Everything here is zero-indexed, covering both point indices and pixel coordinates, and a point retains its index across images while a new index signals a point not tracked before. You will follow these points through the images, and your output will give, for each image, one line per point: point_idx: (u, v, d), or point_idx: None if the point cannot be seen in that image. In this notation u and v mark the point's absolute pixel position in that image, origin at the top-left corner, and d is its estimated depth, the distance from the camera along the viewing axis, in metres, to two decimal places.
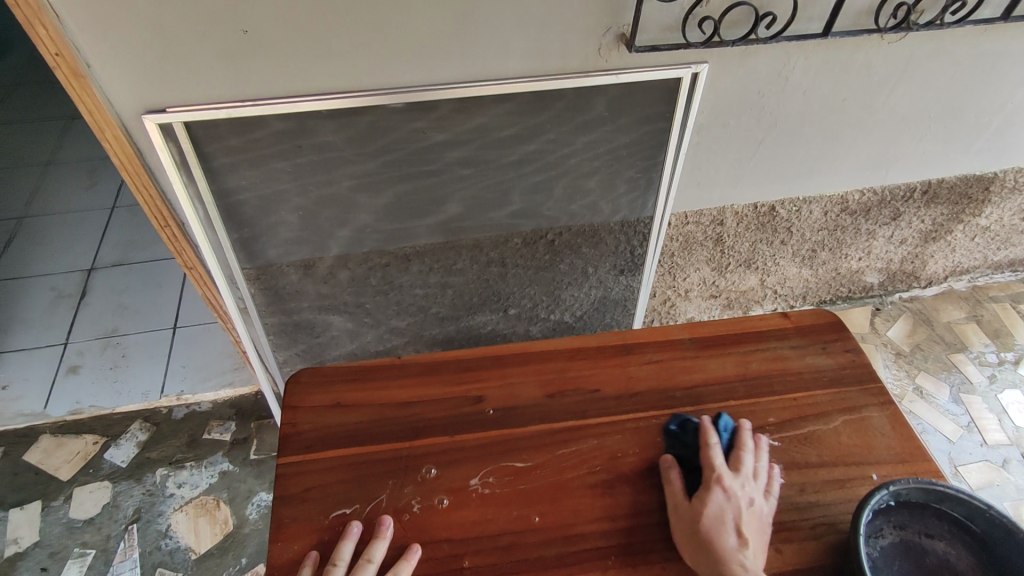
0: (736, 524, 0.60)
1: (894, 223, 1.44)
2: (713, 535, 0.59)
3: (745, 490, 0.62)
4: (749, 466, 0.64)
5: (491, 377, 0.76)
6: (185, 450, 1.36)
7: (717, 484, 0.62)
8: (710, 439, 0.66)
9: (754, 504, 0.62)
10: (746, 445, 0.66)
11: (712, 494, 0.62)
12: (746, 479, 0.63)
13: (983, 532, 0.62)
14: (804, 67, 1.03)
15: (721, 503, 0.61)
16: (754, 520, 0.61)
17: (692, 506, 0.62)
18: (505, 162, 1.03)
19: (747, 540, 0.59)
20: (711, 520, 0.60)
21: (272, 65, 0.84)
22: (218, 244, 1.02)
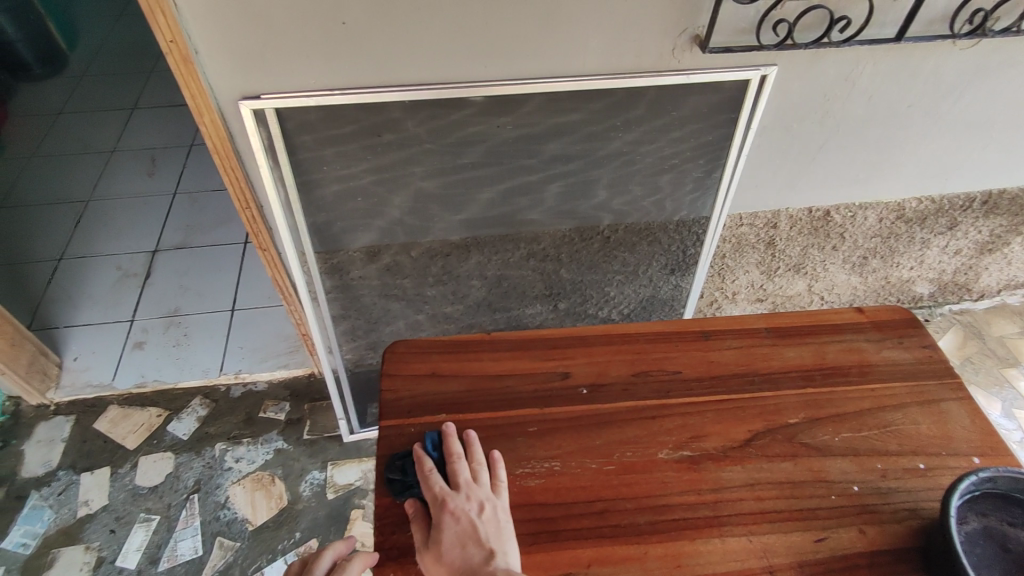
0: (477, 539, 0.51)
1: (950, 232, 1.43)
2: (466, 563, 0.50)
3: (473, 500, 0.54)
4: (469, 471, 0.56)
5: (576, 353, 0.67)
6: (242, 427, 1.41)
7: (442, 509, 0.53)
8: (424, 463, 0.57)
9: (487, 511, 0.54)
10: (455, 452, 0.57)
11: (442, 521, 0.52)
12: (468, 488, 0.55)
13: None
14: (872, 71, 1.04)
15: (455, 527, 0.52)
16: (491, 527, 0.53)
17: (433, 547, 0.51)
18: (572, 157, 1.06)
19: (492, 550, 0.51)
20: (456, 548, 0.51)
21: (363, 56, 0.88)
22: (293, 227, 1.06)
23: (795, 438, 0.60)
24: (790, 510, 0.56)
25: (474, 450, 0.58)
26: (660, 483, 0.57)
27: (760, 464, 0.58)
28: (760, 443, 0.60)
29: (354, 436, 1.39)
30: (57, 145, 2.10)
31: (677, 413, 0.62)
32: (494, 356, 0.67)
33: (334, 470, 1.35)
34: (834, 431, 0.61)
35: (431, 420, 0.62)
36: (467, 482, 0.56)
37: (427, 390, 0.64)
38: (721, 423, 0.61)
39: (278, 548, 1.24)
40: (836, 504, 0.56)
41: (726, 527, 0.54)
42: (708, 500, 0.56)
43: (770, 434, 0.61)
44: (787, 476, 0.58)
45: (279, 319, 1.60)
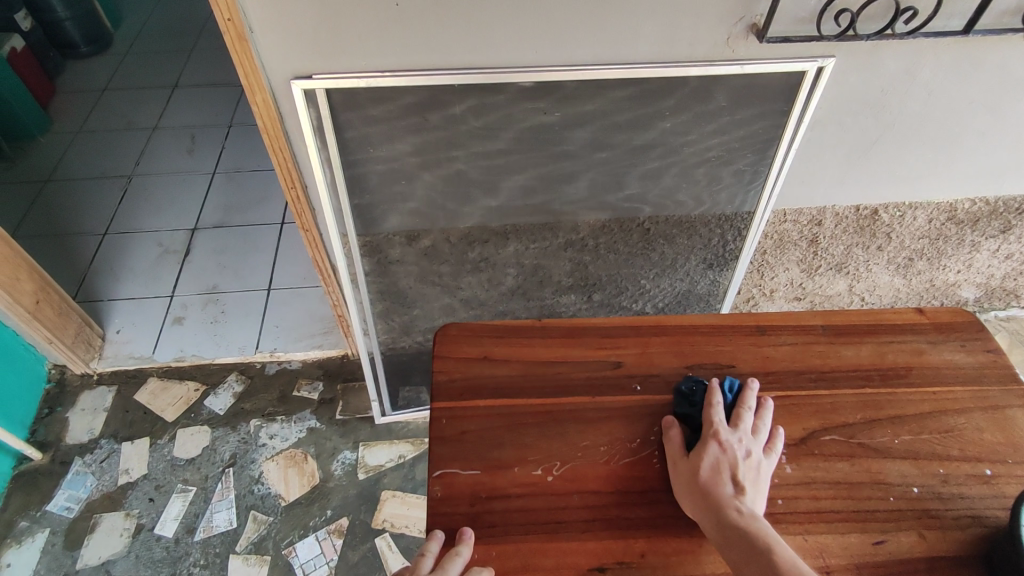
0: (735, 475, 0.54)
1: (1002, 236, 1.39)
2: (713, 488, 0.53)
3: (744, 447, 0.56)
4: (757, 427, 0.58)
5: (627, 342, 0.66)
6: (277, 405, 1.44)
7: (713, 435, 0.56)
8: (711, 396, 0.59)
9: (752, 461, 0.55)
10: (747, 404, 0.59)
11: (709, 445, 0.55)
12: (746, 436, 0.56)
13: None
14: (935, 65, 1.00)
15: (717, 456, 0.55)
16: (752, 476, 0.54)
17: (690, 461, 0.55)
18: (617, 147, 1.05)
19: (744, 492, 0.53)
20: (710, 472, 0.54)
21: (416, 39, 0.88)
22: (337, 208, 1.07)
23: (852, 438, 0.59)
24: (848, 511, 0.54)
25: (766, 411, 0.59)
26: None
27: (816, 462, 0.57)
28: (817, 441, 0.59)
29: (385, 418, 1.40)
30: (102, 122, 2.15)
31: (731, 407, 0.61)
32: (543, 342, 0.66)
33: (365, 451, 1.37)
34: (893, 433, 0.59)
35: (482, 404, 0.62)
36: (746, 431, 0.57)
37: (476, 374, 0.64)
38: (776, 419, 0.60)
39: (310, 525, 1.26)
40: (894, 506, 0.55)
41: (781, 524, 0.53)
42: (764, 496, 0.55)
43: (826, 433, 0.59)
44: (844, 476, 0.56)
45: (314, 299, 1.62)
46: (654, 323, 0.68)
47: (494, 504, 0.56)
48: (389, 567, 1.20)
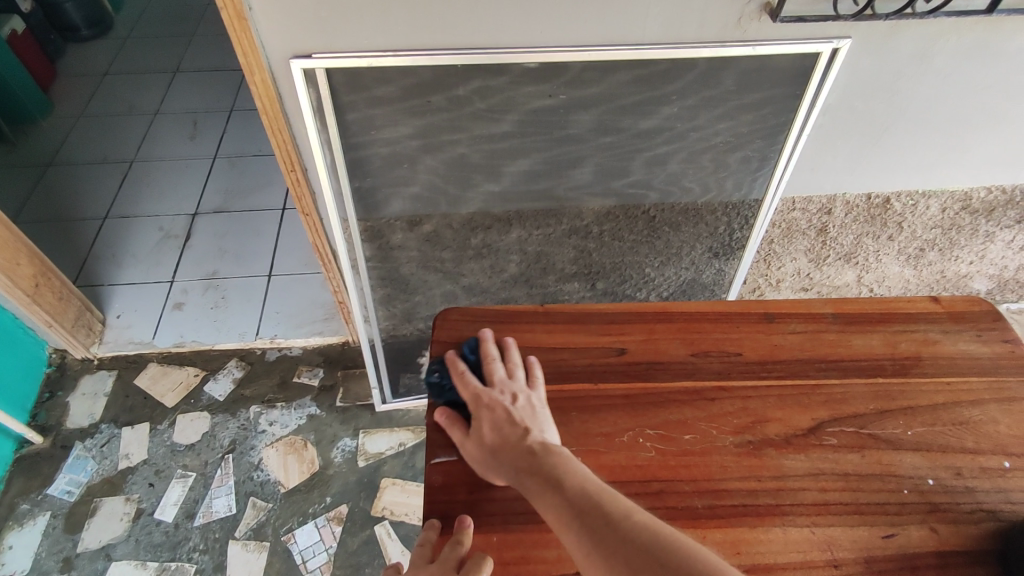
0: (513, 422, 0.55)
1: (1017, 226, 1.36)
2: (504, 445, 0.53)
3: (507, 392, 0.57)
4: (515, 369, 0.59)
5: (632, 329, 0.64)
6: (277, 391, 1.43)
7: (479, 400, 0.56)
8: (457, 366, 0.60)
9: (522, 400, 0.57)
10: (491, 354, 0.60)
11: (480, 412, 0.56)
12: (504, 382, 0.58)
13: None
14: (953, 47, 0.97)
15: (493, 415, 0.56)
16: (526, 412, 0.56)
17: (475, 434, 0.55)
18: (624, 130, 1.02)
19: (526, 432, 0.54)
20: (493, 434, 0.55)
21: (418, 16, 0.85)
22: (338, 192, 1.05)
23: (863, 429, 0.57)
24: (856, 504, 0.53)
25: (507, 353, 0.61)
26: (719, 467, 0.55)
27: (824, 454, 0.55)
28: (826, 433, 0.57)
29: (386, 405, 1.39)
30: (102, 106, 2.13)
31: (738, 396, 0.59)
32: (546, 330, 0.64)
33: (366, 438, 1.36)
34: (906, 425, 0.57)
35: None
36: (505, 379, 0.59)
37: (477, 362, 0.62)
38: (784, 409, 0.58)
39: (309, 512, 1.25)
40: (905, 499, 0.53)
41: (788, 516, 0.52)
42: (770, 488, 0.53)
43: (836, 424, 0.57)
44: (854, 468, 0.55)
45: (315, 286, 1.61)
46: (659, 309, 0.66)
47: (494, 493, 0.55)
48: (388, 555, 1.19)
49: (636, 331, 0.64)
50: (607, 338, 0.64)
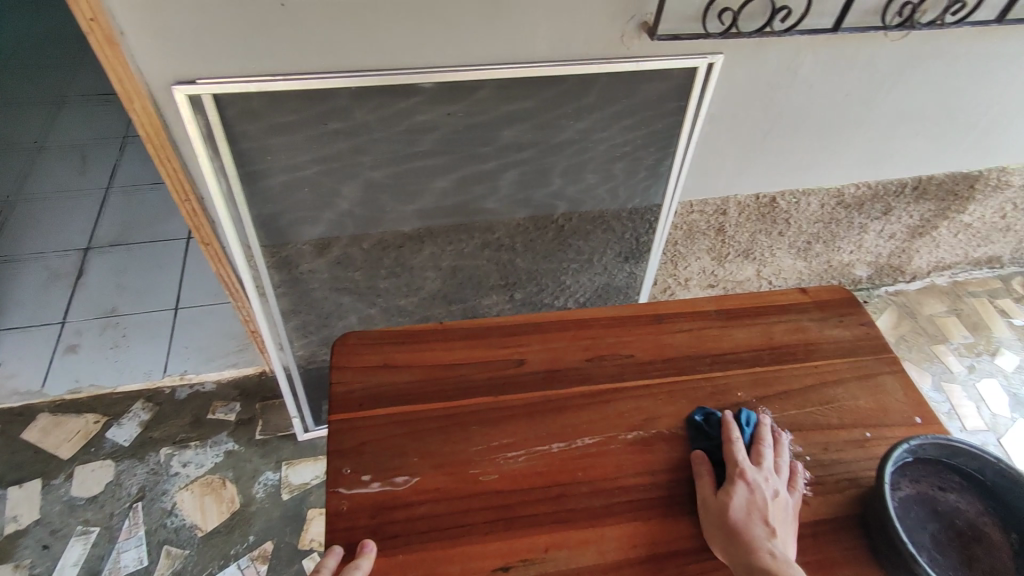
0: (765, 517, 0.51)
1: (885, 217, 1.51)
2: (744, 531, 0.51)
3: (769, 484, 0.54)
4: (785, 464, 0.56)
5: (531, 339, 0.67)
6: (189, 430, 1.35)
7: (740, 475, 0.54)
8: (732, 433, 0.58)
9: (780, 499, 0.53)
10: (766, 438, 0.58)
11: (735, 485, 0.53)
12: (770, 472, 0.55)
13: (991, 483, 0.58)
14: (812, 61, 1.07)
15: (745, 495, 0.53)
16: (780, 514, 0.52)
17: (719, 500, 0.53)
18: (524, 146, 1.06)
19: (773, 531, 0.51)
20: (740, 514, 0.52)
21: (306, 40, 0.85)
22: (238, 219, 1.02)
23: (744, 416, 0.62)
24: None
25: (784, 448, 0.58)
26: (614, 466, 0.58)
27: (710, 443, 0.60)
28: (711, 423, 0.61)
29: (309, 434, 1.36)
30: None
31: (631, 396, 0.63)
32: (448, 348, 0.65)
33: (289, 470, 1.32)
34: (780, 408, 0.63)
35: (383, 412, 0.61)
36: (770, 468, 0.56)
37: (380, 385, 0.63)
38: (674, 405, 0.62)
39: (230, 554, 1.19)
40: None
41: (679, 506, 0.56)
42: (662, 480, 0.57)
43: (719, 414, 0.62)
44: None
45: (227, 316, 1.54)
46: (558, 318, 0.68)
47: (399, 514, 0.55)
48: None
49: (536, 341, 0.66)
50: (508, 350, 0.66)
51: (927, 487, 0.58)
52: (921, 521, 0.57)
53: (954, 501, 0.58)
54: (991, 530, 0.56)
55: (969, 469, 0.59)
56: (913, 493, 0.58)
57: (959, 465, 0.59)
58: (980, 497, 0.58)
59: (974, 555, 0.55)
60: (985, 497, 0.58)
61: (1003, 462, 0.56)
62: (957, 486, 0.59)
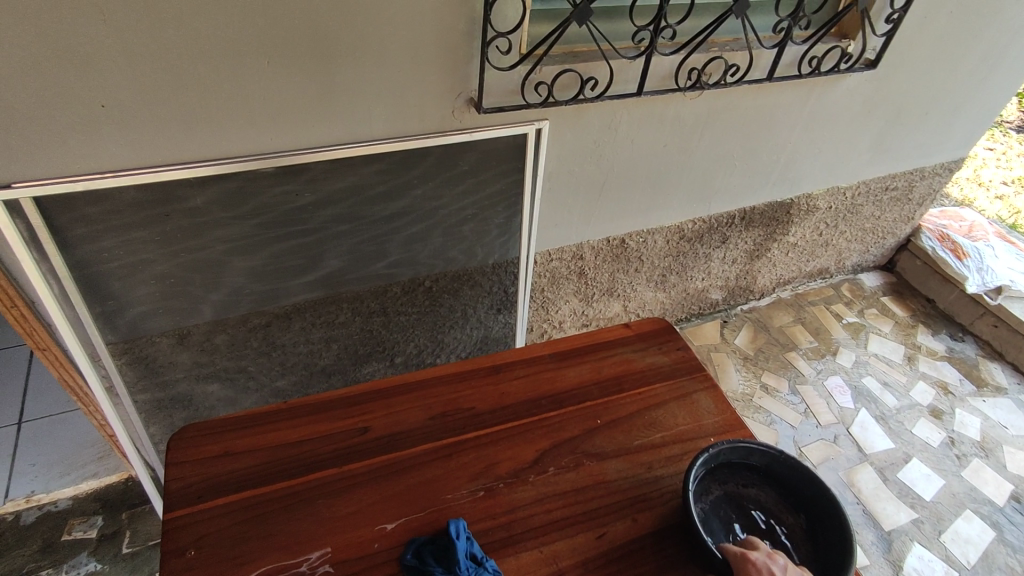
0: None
1: (724, 245, 1.70)
2: None
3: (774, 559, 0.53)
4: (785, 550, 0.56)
5: (375, 406, 0.69)
6: (40, 558, 1.21)
7: (747, 560, 0.53)
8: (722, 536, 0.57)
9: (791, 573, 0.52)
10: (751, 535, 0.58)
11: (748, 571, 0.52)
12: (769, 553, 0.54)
13: (776, 471, 0.67)
14: (628, 121, 1.22)
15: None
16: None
17: None
18: (377, 217, 1.11)
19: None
20: None
21: (132, 138, 0.85)
22: (76, 320, 0.97)
23: (577, 448, 0.67)
24: (575, 516, 0.62)
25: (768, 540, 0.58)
26: (456, 516, 0.60)
27: (547, 478, 0.65)
28: (548, 459, 0.66)
29: None
30: None
31: (472, 446, 0.66)
32: (295, 427, 0.67)
33: None
34: (609, 436, 0.69)
35: (222, 501, 0.60)
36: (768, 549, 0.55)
37: (223, 474, 0.62)
38: (513, 447, 0.67)
39: None
40: (609, 501, 0.63)
41: (519, 543, 0.59)
42: (502, 522, 0.60)
43: (555, 450, 0.67)
44: (571, 485, 0.64)
45: (83, 423, 1.42)
46: (403, 382, 0.72)
47: None
48: None
49: (381, 408, 0.69)
50: (354, 420, 0.68)
51: (732, 488, 0.67)
52: (730, 520, 0.65)
53: (756, 497, 0.67)
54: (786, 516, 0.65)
55: (762, 463, 0.68)
56: (721, 497, 0.66)
57: (755, 463, 0.68)
58: (776, 488, 0.67)
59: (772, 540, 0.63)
60: (780, 489, 0.67)
61: (782, 453, 0.66)
62: (758, 483, 0.68)
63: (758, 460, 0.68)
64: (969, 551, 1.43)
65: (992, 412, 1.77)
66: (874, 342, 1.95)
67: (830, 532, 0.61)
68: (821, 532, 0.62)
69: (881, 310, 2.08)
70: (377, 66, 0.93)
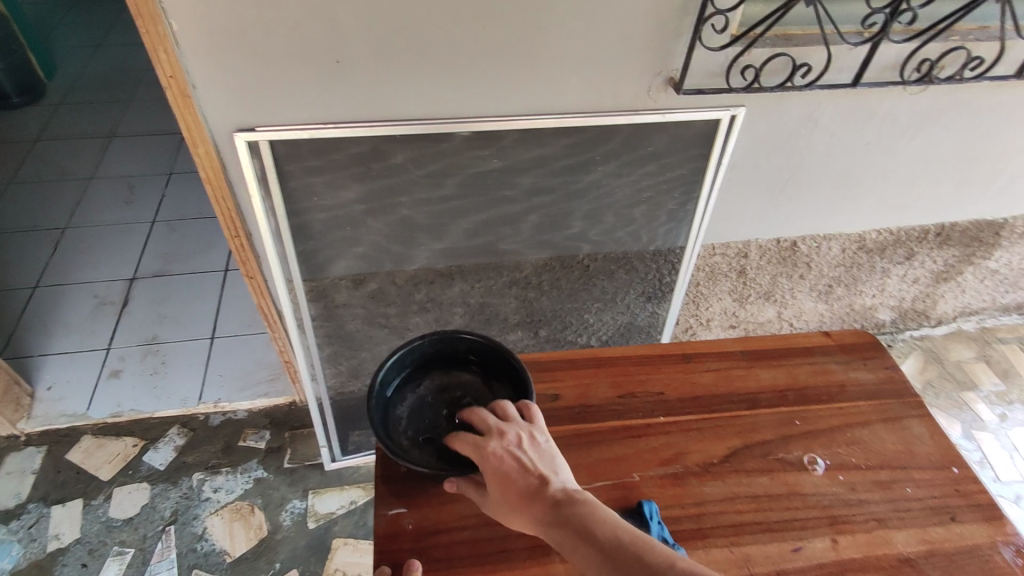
0: (528, 472, 0.56)
1: (908, 262, 1.52)
2: (527, 498, 0.55)
3: (507, 435, 0.59)
4: (509, 410, 0.62)
5: (560, 374, 0.71)
6: (222, 456, 1.39)
7: (484, 453, 0.58)
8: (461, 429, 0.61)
9: (523, 440, 0.59)
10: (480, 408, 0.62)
11: (490, 464, 0.57)
12: (497, 429, 0.59)
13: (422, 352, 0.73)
14: (832, 113, 1.12)
15: (503, 465, 0.57)
16: (532, 452, 0.58)
17: (496, 485, 0.57)
18: (553, 189, 1.12)
19: (540, 474, 0.56)
20: (512, 477, 0.56)
21: (355, 93, 0.93)
22: (283, 255, 1.09)
23: (771, 453, 0.65)
24: (769, 524, 0.59)
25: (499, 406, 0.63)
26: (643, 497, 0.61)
27: (739, 478, 0.62)
28: (740, 459, 0.64)
29: (335, 464, 1.38)
30: (33, 171, 2.07)
31: (658, 430, 0.66)
32: None
33: (315, 499, 1.34)
34: (806, 447, 0.65)
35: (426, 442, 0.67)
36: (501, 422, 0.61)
37: None
38: (702, 440, 0.65)
39: None
40: (805, 514, 0.60)
41: (709, 538, 0.58)
42: (692, 513, 0.60)
43: (747, 451, 0.65)
44: (765, 490, 0.62)
45: (260, 346, 1.60)
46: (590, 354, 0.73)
47: (441, 539, 0.60)
48: None
49: (571, 379, 0.70)
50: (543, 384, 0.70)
51: (415, 397, 0.73)
52: (434, 421, 0.71)
53: (434, 387, 0.74)
54: (463, 375, 0.75)
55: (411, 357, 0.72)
56: (414, 409, 0.72)
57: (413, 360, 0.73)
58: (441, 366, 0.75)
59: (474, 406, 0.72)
60: (443, 361, 0.75)
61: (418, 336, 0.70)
62: (428, 373, 0.75)
63: (412, 356, 0.72)
64: None
65: None
66: None
67: (497, 367, 0.73)
68: (489, 368, 0.73)
69: None
70: (585, 39, 0.93)
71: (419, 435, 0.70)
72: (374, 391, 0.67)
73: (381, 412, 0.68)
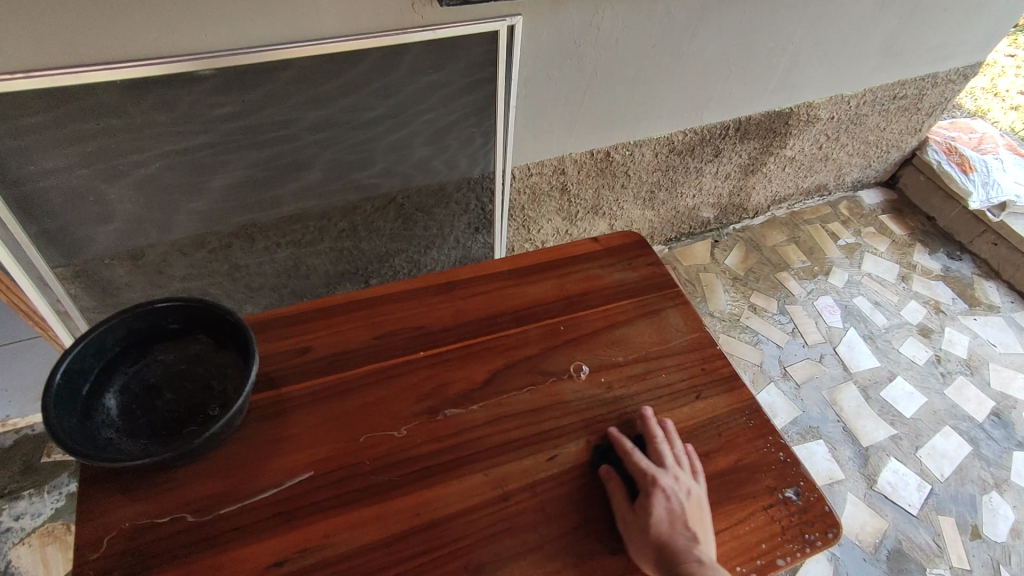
0: (685, 520, 0.57)
1: (716, 159, 1.60)
2: (667, 542, 0.56)
3: (679, 481, 0.60)
4: (687, 457, 0.63)
5: (322, 327, 0.73)
6: (19, 479, 1.22)
7: (655, 484, 0.59)
8: (624, 444, 0.63)
9: (691, 492, 0.60)
10: (657, 436, 0.64)
11: (653, 495, 0.59)
12: (671, 471, 0.61)
13: (128, 331, 0.68)
14: (611, 17, 1.09)
15: (665, 505, 0.58)
16: (693, 510, 0.59)
17: (641, 517, 0.58)
18: (336, 126, 1.02)
19: (694, 530, 0.57)
20: (665, 522, 0.57)
21: (38, 31, 0.75)
22: (14, 243, 0.94)
23: (534, 368, 0.71)
24: (524, 437, 0.65)
25: (676, 442, 0.64)
26: (404, 440, 0.64)
27: (501, 399, 0.68)
28: (504, 381, 0.70)
29: None
30: None
31: (424, 365, 0.70)
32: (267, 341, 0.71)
33: None
34: (569, 355, 0.72)
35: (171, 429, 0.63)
36: (674, 459, 0.62)
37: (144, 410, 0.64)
38: (469, 366, 0.71)
39: None
40: (560, 421, 0.67)
41: (466, 466, 0.63)
42: (450, 445, 0.64)
43: (512, 370, 0.71)
44: (525, 405, 0.68)
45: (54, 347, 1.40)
46: (364, 297, 0.76)
47: (187, 524, 0.58)
48: None
49: (348, 326, 0.73)
50: (319, 337, 0.72)
51: (127, 383, 0.68)
52: (152, 405, 0.67)
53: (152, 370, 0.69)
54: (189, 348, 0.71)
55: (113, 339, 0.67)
56: (127, 396, 0.67)
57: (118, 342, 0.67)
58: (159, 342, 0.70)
59: (203, 376, 0.69)
60: (160, 336, 0.71)
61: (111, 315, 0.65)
62: (146, 356, 0.70)
63: (115, 338, 0.67)
64: (944, 465, 1.46)
65: (982, 330, 1.75)
66: (868, 262, 1.90)
67: (223, 330, 0.70)
68: (215, 331, 0.71)
69: (878, 228, 2.01)
70: None
71: (134, 423, 0.65)
72: (59, 382, 0.61)
73: (76, 406, 0.63)
